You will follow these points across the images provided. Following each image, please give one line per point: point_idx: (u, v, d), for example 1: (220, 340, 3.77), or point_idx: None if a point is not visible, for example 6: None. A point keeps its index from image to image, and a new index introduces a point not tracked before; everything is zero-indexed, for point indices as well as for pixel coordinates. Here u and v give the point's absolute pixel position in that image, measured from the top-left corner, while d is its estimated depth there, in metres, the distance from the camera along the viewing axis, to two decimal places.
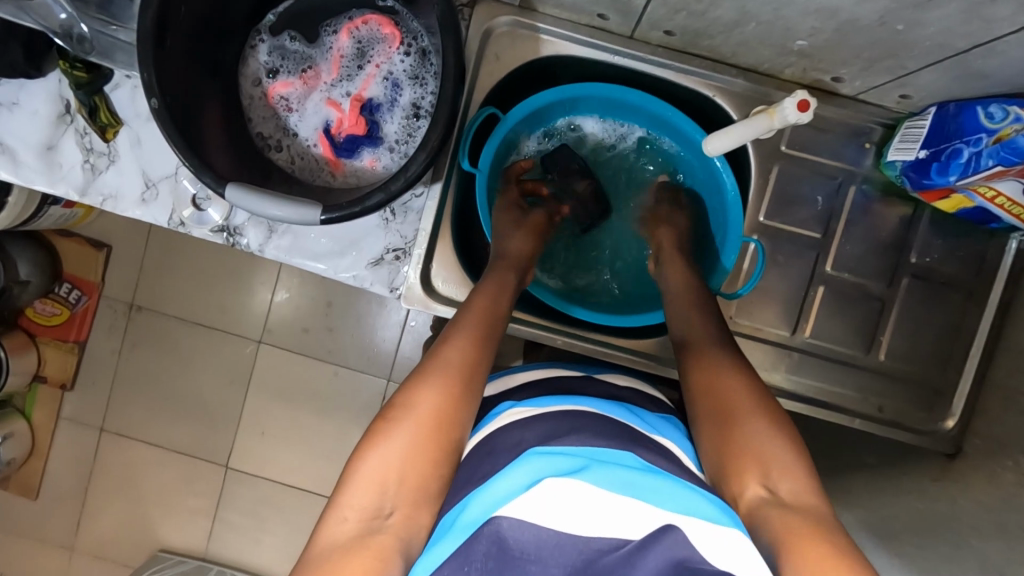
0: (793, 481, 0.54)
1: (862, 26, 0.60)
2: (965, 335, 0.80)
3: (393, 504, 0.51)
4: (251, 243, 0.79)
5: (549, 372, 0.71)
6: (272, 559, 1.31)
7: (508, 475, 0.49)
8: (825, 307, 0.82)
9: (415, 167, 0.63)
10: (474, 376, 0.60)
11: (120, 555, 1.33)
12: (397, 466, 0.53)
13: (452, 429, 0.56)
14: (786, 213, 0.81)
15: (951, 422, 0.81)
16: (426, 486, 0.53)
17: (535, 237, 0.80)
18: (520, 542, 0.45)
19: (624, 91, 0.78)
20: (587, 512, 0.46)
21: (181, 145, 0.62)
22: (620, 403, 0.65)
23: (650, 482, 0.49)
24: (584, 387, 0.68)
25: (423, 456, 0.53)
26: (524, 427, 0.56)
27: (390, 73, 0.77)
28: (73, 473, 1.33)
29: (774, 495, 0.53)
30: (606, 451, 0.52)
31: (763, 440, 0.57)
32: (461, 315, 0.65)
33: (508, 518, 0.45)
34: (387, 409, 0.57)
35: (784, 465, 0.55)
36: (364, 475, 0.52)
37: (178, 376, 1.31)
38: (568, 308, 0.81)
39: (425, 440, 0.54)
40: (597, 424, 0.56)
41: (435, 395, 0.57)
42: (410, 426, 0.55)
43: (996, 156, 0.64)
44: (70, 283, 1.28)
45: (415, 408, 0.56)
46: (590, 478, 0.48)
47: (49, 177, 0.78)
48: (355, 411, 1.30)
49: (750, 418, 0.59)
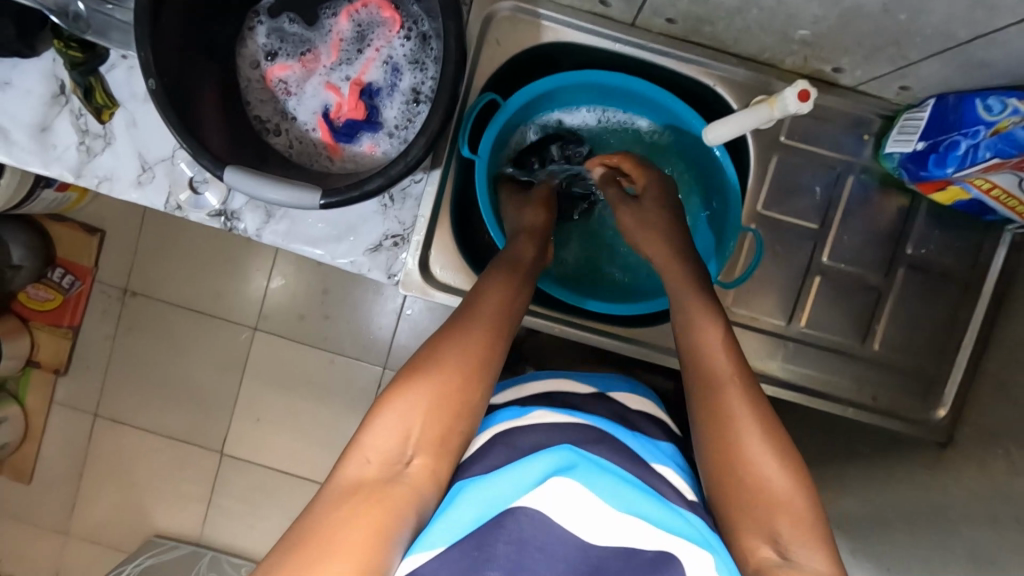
0: (808, 547, 0.53)
1: (866, 15, 0.60)
2: (958, 327, 0.81)
3: (414, 453, 0.53)
4: (248, 227, 0.79)
5: (557, 384, 0.70)
6: (266, 545, 1.32)
7: (524, 468, 0.51)
8: (822, 297, 0.82)
9: (416, 151, 0.63)
10: (500, 340, 0.61)
11: (114, 540, 1.33)
12: (422, 417, 0.54)
13: (477, 388, 0.57)
14: (786, 203, 0.81)
15: (943, 411, 0.82)
16: (445, 442, 0.54)
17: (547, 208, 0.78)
18: (535, 534, 0.47)
19: (620, 78, 0.77)
20: (596, 517, 0.49)
21: (177, 125, 0.62)
22: (622, 426, 0.64)
23: (657, 503, 0.52)
24: (587, 407, 0.66)
25: (447, 411, 0.55)
26: (541, 433, 0.56)
27: (390, 57, 0.76)
28: (67, 458, 1.33)
29: (786, 560, 0.53)
30: (619, 470, 0.54)
31: (780, 495, 0.55)
32: (487, 285, 0.65)
33: (527, 510, 0.48)
34: (414, 361, 0.58)
35: (799, 528, 0.54)
36: (387, 420, 0.53)
37: (173, 361, 1.31)
38: (582, 302, 0.81)
39: (452, 397, 0.55)
40: (608, 442, 0.57)
41: (465, 353, 0.58)
42: (437, 380, 0.55)
43: (993, 148, 0.65)
44: (63, 268, 1.28)
45: (443, 364, 0.57)
46: (600, 485, 0.51)
47: (43, 158, 0.77)
48: (350, 398, 1.30)
49: (767, 469, 0.56)
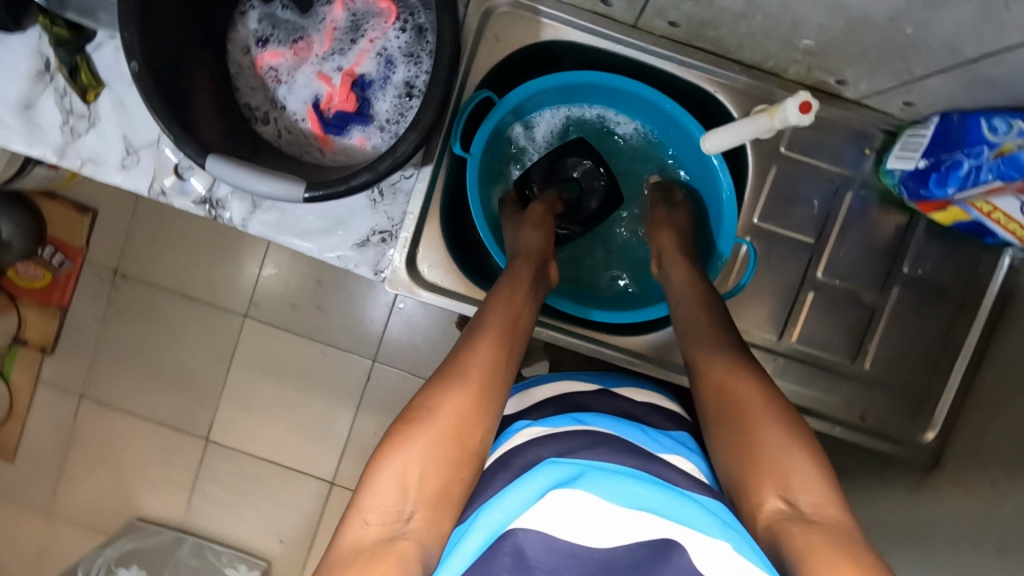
0: (813, 494, 0.53)
1: (872, 26, 0.58)
2: (951, 348, 0.80)
3: (414, 508, 0.51)
4: (233, 216, 0.77)
5: (570, 385, 0.69)
6: (248, 534, 1.31)
7: (522, 488, 0.50)
8: (815, 312, 0.81)
9: (404, 147, 0.61)
10: (498, 380, 0.60)
11: (96, 523, 1.32)
12: (419, 469, 0.53)
13: (475, 431, 0.56)
14: (782, 215, 0.80)
15: (931, 434, 0.80)
16: (447, 492, 0.53)
17: (542, 228, 0.76)
18: (539, 554, 0.45)
19: (620, 80, 0.75)
20: (603, 522, 0.47)
21: (162, 110, 0.60)
22: (629, 420, 0.64)
23: (669, 494, 0.50)
24: (595, 406, 0.66)
25: (445, 460, 0.54)
26: (539, 445, 0.56)
27: (384, 49, 0.74)
28: (52, 438, 1.31)
29: (795, 509, 0.52)
30: (625, 467, 0.52)
31: (780, 443, 0.56)
32: (483, 314, 0.64)
33: (527, 531, 0.46)
34: (408, 411, 0.57)
35: (803, 476, 0.54)
36: (384, 478, 0.53)
37: (163, 346, 1.30)
38: (588, 313, 0.80)
39: (449, 443, 0.54)
40: (608, 443, 0.55)
41: (460, 398, 0.57)
42: (432, 430, 0.54)
43: (996, 170, 0.63)
44: (54, 247, 1.25)
45: (437, 413, 0.55)
46: (603, 488, 0.49)
47: (27, 137, 0.75)
48: (339, 390, 1.29)
49: (763, 420, 0.57)
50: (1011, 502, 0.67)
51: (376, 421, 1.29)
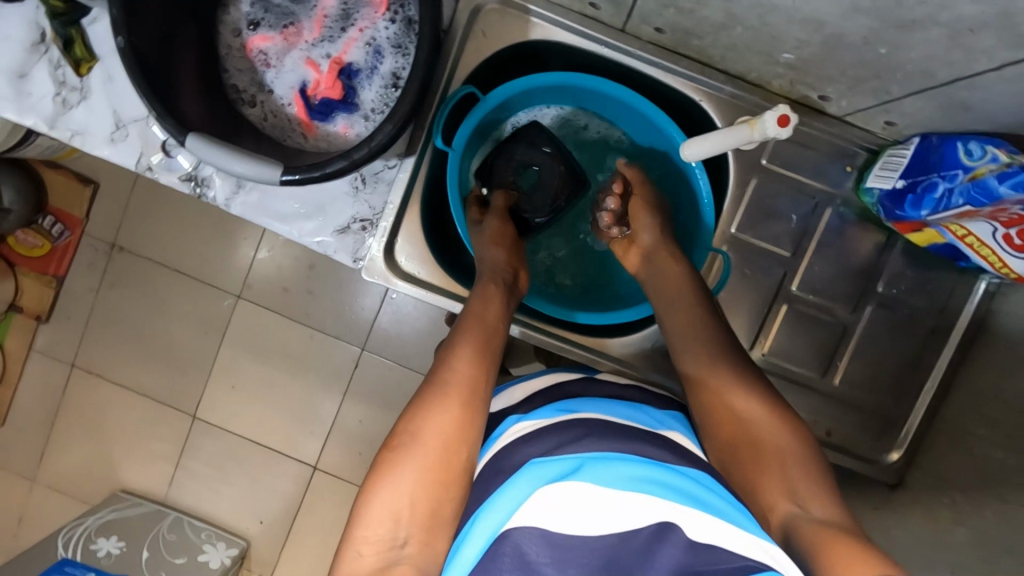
0: (821, 500, 0.55)
1: (847, 44, 0.58)
2: (922, 371, 0.80)
3: (408, 533, 0.52)
4: (217, 196, 0.78)
5: (559, 377, 0.72)
6: (230, 513, 1.32)
7: (516, 485, 0.50)
8: (787, 326, 0.81)
9: (381, 136, 0.62)
10: (479, 396, 0.60)
11: (81, 491, 1.34)
12: (409, 495, 0.53)
13: (462, 449, 0.56)
14: (759, 227, 0.80)
15: (895, 455, 0.81)
16: (438, 512, 0.53)
17: (506, 245, 0.76)
18: (540, 550, 0.46)
19: (597, 81, 0.76)
20: (595, 510, 0.48)
21: (143, 87, 0.61)
22: (621, 401, 0.67)
23: (659, 476, 0.52)
24: (587, 392, 0.69)
25: (432, 481, 0.54)
26: (528, 444, 0.56)
27: (373, 39, 0.75)
28: (43, 405, 1.33)
29: (805, 511, 0.54)
30: (613, 453, 0.53)
31: (791, 458, 0.58)
32: (461, 333, 0.65)
33: (525, 528, 0.47)
34: (392, 439, 0.57)
35: (813, 487, 0.56)
36: (376, 508, 0.53)
37: (154, 320, 1.31)
38: (572, 315, 0.80)
39: (438, 466, 0.54)
40: (601, 429, 0.58)
41: (441, 419, 0.57)
42: (418, 456, 0.55)
43: (966, 194, 0.62)
44: (54, 217, 1.27)
45: (420, 436, 0.56)
46: (593, 478, 0.50)
47: (19, 106, 0.76)
48: (325, 375, 1.30)
49: (773, 433, 0.60)
50: (967, 526, 0.69)
51: (361, 409, 1.30)
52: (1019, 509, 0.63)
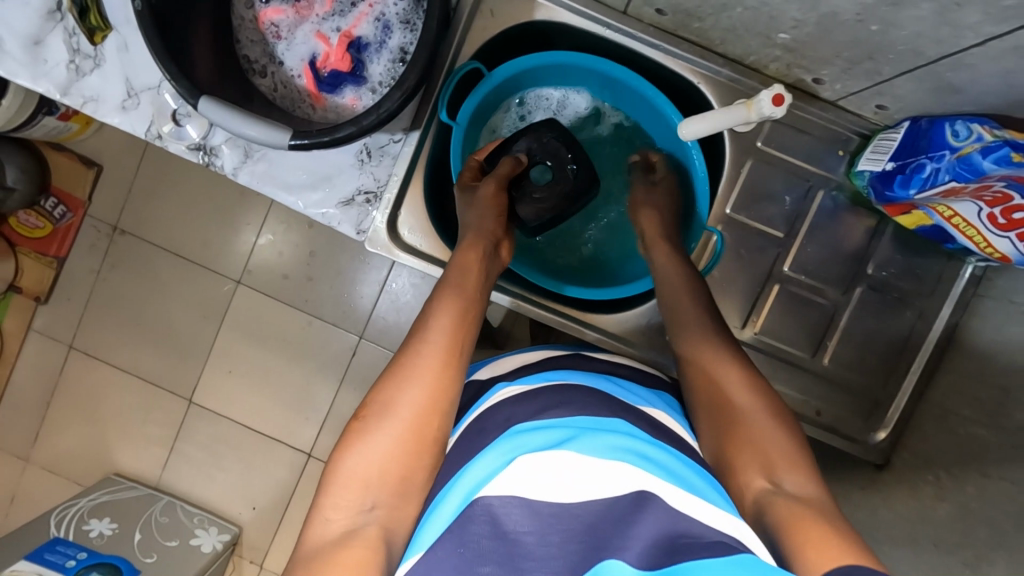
0: (797, 474, 0.55)
1: (841, 22, 0.60)
2: (910, 353, 0.82)
3: (376, 499, 0.52)
4: (225, 164, 0.80)
5: (546, 353, 0.73)
6: (224, 498, 1.33)
7: (493, 455, 0.51)
8: (779, 306, 0.83)
9: (391, 104, 0.64)
10: (455, 366, 0.59)
11: (74, 472, 1.34)
12: (378, 464, 0.53)
13: (437, 422, 0.56)
14: (754, 209, 0.82)
15: (883, 434, 0.83)
16: (409, 480, 0.53)
17: (500, 217, 0.75)
18: (518, 521, 0.44)
19: (596, 61, 0.78)
20: (576, 480, 0.47)
21: (158, 49, 0.63)
22: (603, 375, 0.67)
23: (639, 447, 0.52)
24: (576, 366, 0.69)
25: (405, 453, 0.54)
26: (514, 406, 0.58)
27: (382, 14, 0.77)
28: (40, 386, 1.34)
29: (779, 487, 0.54)
30: (595, 420, 0.55)
31: (776, 443, 0.57)
32: (433, 306, 0.63)
33: (502, 496, 0.45)
34: (363, 408, 0.57)
35: (788, 461, 0.56)
36: (345, 474, 0.53)
37: (154, 303, 1.32)
38: (561, 288, 0.82)
39: (409, 438, 0.54)
40: (585, 400, 0.58)
41: (415, 391, 0.56)
42: (389, 426, 0.55)
43: (952, 171, 0.65)
44: (56, 198, 1.28)
45: (393, 408, 0.56)
46: (576, 446, 0.50)
47: (32, 70, 0.78)
48: (322, 362, 1.31)
49: (770, 433, 0.58)
50: (949, 501, 0.71)
51: (356, 397, 1.31)
52: (1000, 481, 0.66)
